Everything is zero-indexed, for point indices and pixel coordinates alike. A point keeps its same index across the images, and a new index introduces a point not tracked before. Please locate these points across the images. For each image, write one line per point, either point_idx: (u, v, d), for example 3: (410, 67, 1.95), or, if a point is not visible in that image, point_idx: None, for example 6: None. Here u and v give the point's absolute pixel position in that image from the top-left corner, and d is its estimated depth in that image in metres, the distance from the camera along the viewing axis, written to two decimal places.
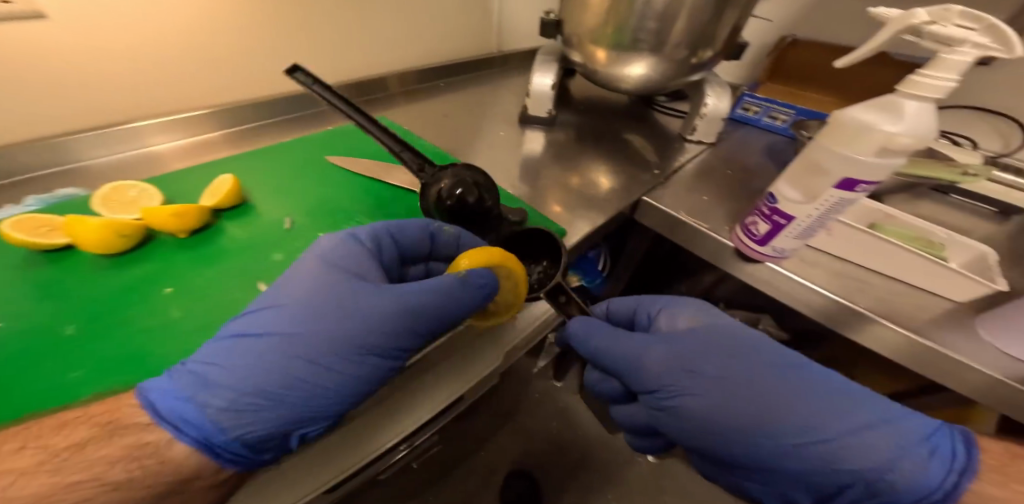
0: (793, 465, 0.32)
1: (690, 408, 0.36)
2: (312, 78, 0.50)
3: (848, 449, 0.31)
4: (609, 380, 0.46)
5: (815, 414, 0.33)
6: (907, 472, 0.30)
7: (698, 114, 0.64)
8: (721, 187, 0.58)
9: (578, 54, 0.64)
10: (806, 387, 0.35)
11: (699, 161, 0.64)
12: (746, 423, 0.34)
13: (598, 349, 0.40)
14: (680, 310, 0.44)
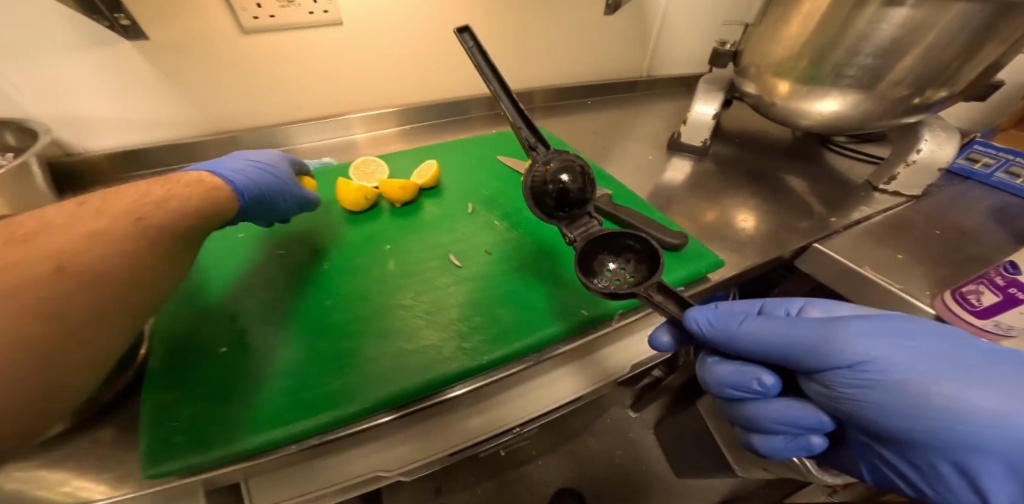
0: (998, 443, 0.28)
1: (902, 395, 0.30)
2: (474, 41, 0.47)
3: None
4: (753, 374, 0.35)
5: (996, 386, 0.29)
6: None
7: (904, 161, 0.56)
8: (919, 246, 0.50)
9: (752, 86, 0.60)
10: (971, 356, 0.31)
11: (894, 215, 0.55)
12: (946, 396, 0.30)
13: (762, 327, 0.35)
14: (831, 307, 0.38)
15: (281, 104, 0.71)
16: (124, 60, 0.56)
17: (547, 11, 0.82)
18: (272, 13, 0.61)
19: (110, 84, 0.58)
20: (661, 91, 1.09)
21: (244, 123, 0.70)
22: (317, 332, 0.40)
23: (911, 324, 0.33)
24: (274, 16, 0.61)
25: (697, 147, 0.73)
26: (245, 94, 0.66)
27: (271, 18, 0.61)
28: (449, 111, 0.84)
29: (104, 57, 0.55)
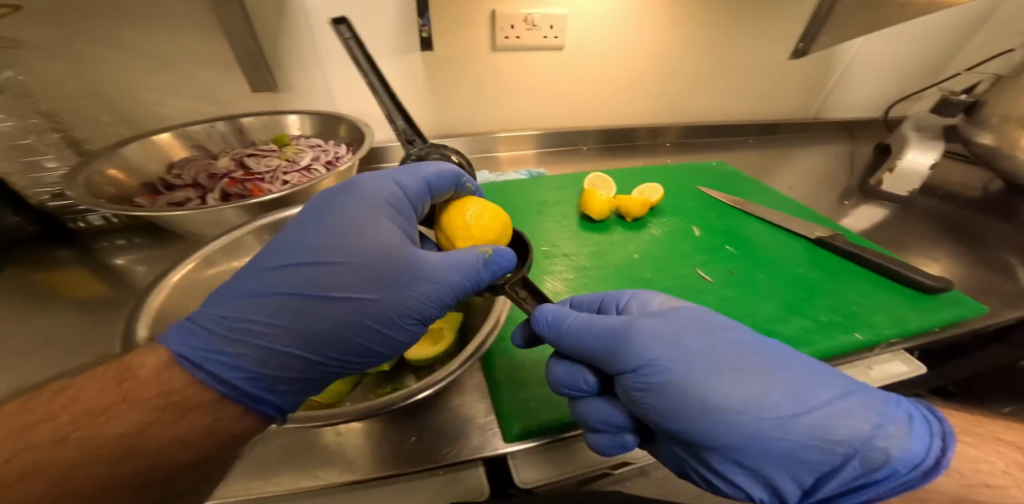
0: (789, 434, 0.30)
1: (677, 380, 0.33)
2: (352, 34, 0.58)
3: (836, 417, 0.30)
4: (581, 373, 0.38)
5: (793, 384, 0.32)
6: (897, 435, 0.29)
7: None
8: None
9: (988, 138, 0.63)
10: (734, 353, 0.34)
11: None
12: (702, 391, 0.32)
13: (577, 324, 0.36)
14: (649, 300, 0.42)
15: (485, 112, 0.85)
16: (408, 67, 0.74)
17: (723, 51, 0.89)
18: (519, 35, 0.75)
19: (389, 85, 0.75)
20: (813, 134, 1.07)
21: (467, 128, 0.87)
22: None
23: (728, 328, 0.36)
24: (519, 37, 0.75)
25: (901, 195, 0.79)
26: (470, 101, 0.83)
27: (518, 39, 0.75)
28: (614, 136, 0.95)
29: (397, 63, 0.73)
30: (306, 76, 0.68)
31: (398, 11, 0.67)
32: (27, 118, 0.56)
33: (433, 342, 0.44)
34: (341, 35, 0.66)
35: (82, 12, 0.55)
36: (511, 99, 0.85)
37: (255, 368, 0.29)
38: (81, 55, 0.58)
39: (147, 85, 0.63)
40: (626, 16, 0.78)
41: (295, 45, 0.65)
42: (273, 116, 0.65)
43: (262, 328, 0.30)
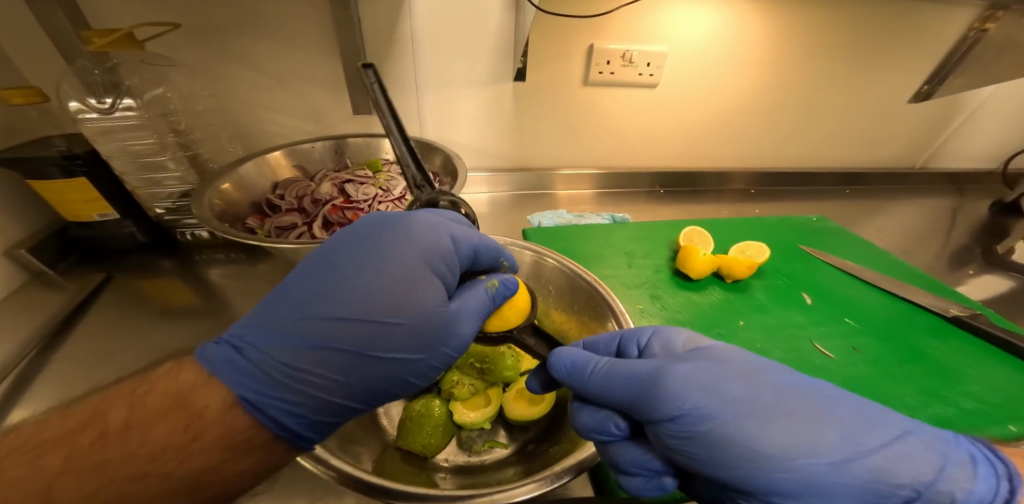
0: (850, 489, 0.25)
1: (723, 434, 0.28)
2: (375, 71, 0.46)
3: (895, 462, 0.25)
4: (610, 418, 0.34)
5: (845, 424, 0.27)
6: (959, 478, 0.25)
7: None
8: None
9: None
10: (775, 399, 0.29)
11: None
12: (750, 441, 0.27)
13: (598, 377, 0.33)
14: (674, 336, 0.36)
15: (564, 146, 0.85)
16: (500, 96, 0.73)
17: (820, 96, 0.85)
18: (613, 71, 0.75)
19: (481, 115, 0.75)
20: (909, 187, 0.99)
21: (541, 164, 0.86)
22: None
23: (766, 370, 0.31)
24: (614, 73, 0.75)
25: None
26: (551, 136, 0.82)
27: (612, 74, 0.75)
28: (684, 179, 0.92)
29: (486, 92, 0.72)
30: (403, 101, 0.69)
31: (499, 40, 0.66)
32: (160, 132, 0.62)
33: (531, 404, 0.50)
34: (442, 63, 0.67)
35: (226, 36, 0.61)
36: (592, 134, 0.84)
37: (311, 415, 0.30)
38: (215, 73, 0.64)
39: (260, 106, 0.68)
40: (723, 56, 0.76)
41: (397, 70, 0.66)
42: (370, 140, 0.68)
43: (320, 381, 0.30)
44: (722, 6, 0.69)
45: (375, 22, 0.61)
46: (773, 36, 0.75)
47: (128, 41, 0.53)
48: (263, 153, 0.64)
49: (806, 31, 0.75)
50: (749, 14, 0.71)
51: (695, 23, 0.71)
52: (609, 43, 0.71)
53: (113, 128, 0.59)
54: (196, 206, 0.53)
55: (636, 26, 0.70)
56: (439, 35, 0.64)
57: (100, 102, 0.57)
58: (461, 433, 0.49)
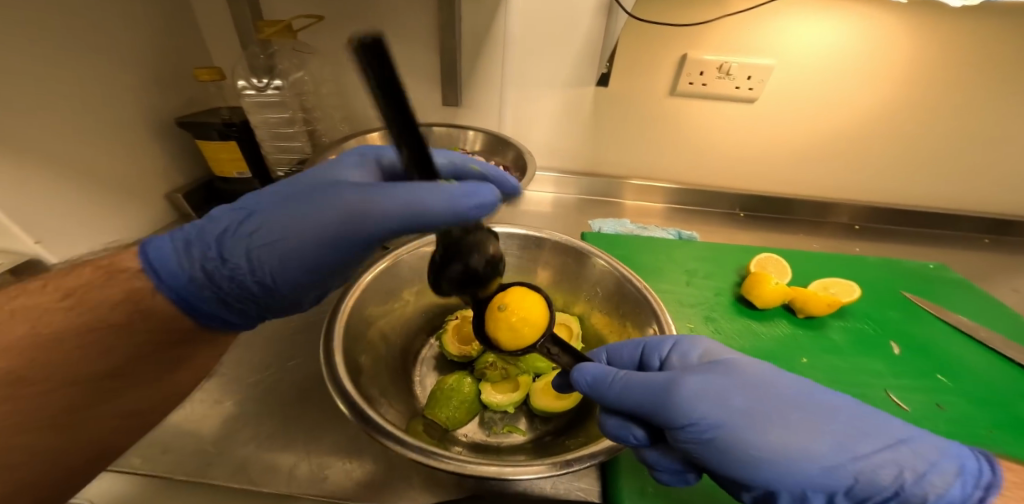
0: (839, 484, 0.28)
1: (734, 440, 0.30)
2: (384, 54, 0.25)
3: (881, 463, 0.28)
4: (630, 428, 0.34)
5: (841, 433, 0.30)
6: (937, 483, 0.28)
7: None
8: None
9: None
10: (779, 407, 0.31)
11: None
12: (752, 447, 0.29)
13: (619, 385, 0.33)
14: (692, 349, 0.37)
15: (639, 156, 0.83)
16: (580, 98, 0.75)
17: (966, 126, 0.71)
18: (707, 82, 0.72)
19: (557, 115, 0.77)
20: None
21: (612, 171, 0.85)
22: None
23: (776, 381, 0.33)
24: (707, 84, 0.72)
25: None
26: (625, 143, 0.81)
27: (706, 86, 0.72)
28: (772, 205, 0.84)
29: (567, 93, 0.74)
30: (489, 96, 0.75)
31: (587, 42, 0.68)
32: (293, 109, 0.76)
33: (557, 397, 0.49)
34: (530, 63, 0.71)
35: (353, 29, 0.71)
36: (670, 146, 0.81)
37: (182, 283, 0.31)
38: (339, 60, 0.75)
39: (369, 91, 0.78)
40: (840, 71, 0.68)
41: (488, 68, 0.71)
42: (454, 130, 0.75)
43: (203, 257, 0.32)
44: (847, 16, 0.62)
45: (474, 22, 0.66)
46: (909, 53, 0.65)
47: (282, 30, 0.66)
48: (365, 133, 0.74)
49: (954, 48, 0.64)
50: (879, 27, 0.63)
51: (809, 32, 0.65)
52: (708, 53, 0.68)
53: (261, 102, 0.73)
54: (307, 170, 0.63)
55: (739, 35, 0.66)
56: (530, 36, 0.68)
57: (259, 81, 0.73)
58: (484, 413, 0.51)
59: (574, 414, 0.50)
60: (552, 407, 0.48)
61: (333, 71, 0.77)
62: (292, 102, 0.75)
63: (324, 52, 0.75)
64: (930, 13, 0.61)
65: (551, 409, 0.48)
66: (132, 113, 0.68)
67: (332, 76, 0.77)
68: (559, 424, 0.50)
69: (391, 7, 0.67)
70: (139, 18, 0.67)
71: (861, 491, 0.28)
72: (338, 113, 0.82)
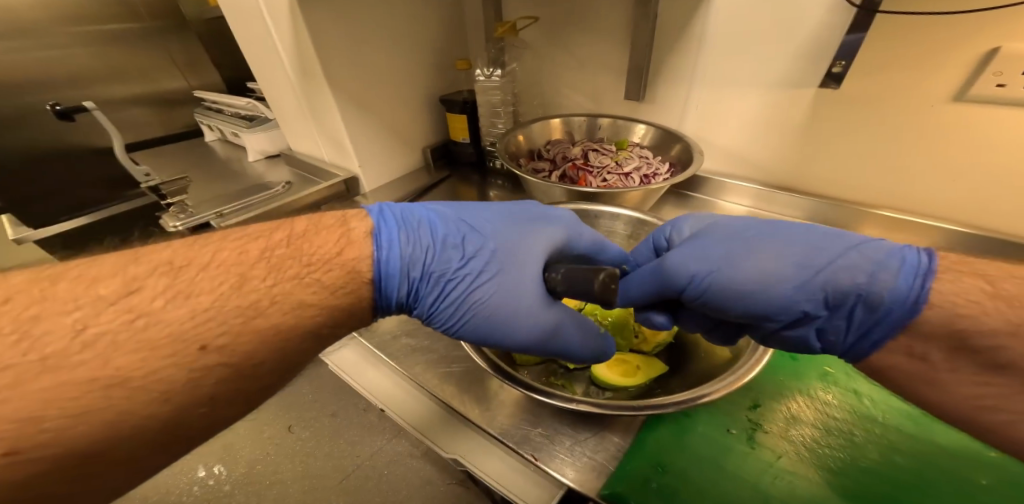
0: (813, 298, 0.35)
1: (725, 281, 0.36)
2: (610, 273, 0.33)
3: (842, 266, 0.34)
4: (651, 315, 0.43)
5: (800, 254, 0.36)
6: (886, 278, 0.32)
7: None
8: None
9: None
10: (741, 245, 0.38)
11: None
12: (741, 284, 0.36)
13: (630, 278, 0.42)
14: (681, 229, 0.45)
15: (870, 178, 0.63)
16: (791, 101, 0.62)
17: None
18: None
19: (754, 116, 0.67)
20: None
21: (823, 191, 0.68)
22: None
23: (732, 231, 0.39)
24: None
25: None
26: (850, 160, 0.63)
27: None
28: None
29: (773, 93, 0.63)
30: (674, 91, 0.72)
31: (812, 32, 0.56)
32: (505, 94, 0.93)
33: (620, 373, 0.51)
34: (730, 58, 0.63)
35: (561, 26, 0.79)
36: (930, 170, 0.58)
37: (409, 274, 0.39)
38: (544, 53, 0.86)
39: (563, 81, 0.87)
40: None
41: (680, 61, 0.68)
42: (629, 121, 0.77)
43: (422, 260, 0.39)
44: None
45: (671, 13, 0.64)
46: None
47: (508, 31, 0.81)
48: (549, 118, 0.84)
49: None
50: None
51: None
52: None
53: (485, 88, 0.92)
54: (500, 143, 0.79)
55: None
56: (735, 26, 0.60)
57: (486, 70, 0.90)
58: (552, 364, 0.56)
59: (632, 394, 0.50)
60: (611, 379, 0.50)
61: (539, 62, 0.89)
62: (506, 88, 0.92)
63: (534, 47, 0.87)
64: None
65: (608, 382, 0.50)
66: (409, 93, 0.97)
67: (538, 66, 0.89)
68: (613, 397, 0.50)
69: (593, 4, 0.72)
70: (425, 25, 0.93)
71: (851, 292, 0.33)
72: (537, 99, 0.95)
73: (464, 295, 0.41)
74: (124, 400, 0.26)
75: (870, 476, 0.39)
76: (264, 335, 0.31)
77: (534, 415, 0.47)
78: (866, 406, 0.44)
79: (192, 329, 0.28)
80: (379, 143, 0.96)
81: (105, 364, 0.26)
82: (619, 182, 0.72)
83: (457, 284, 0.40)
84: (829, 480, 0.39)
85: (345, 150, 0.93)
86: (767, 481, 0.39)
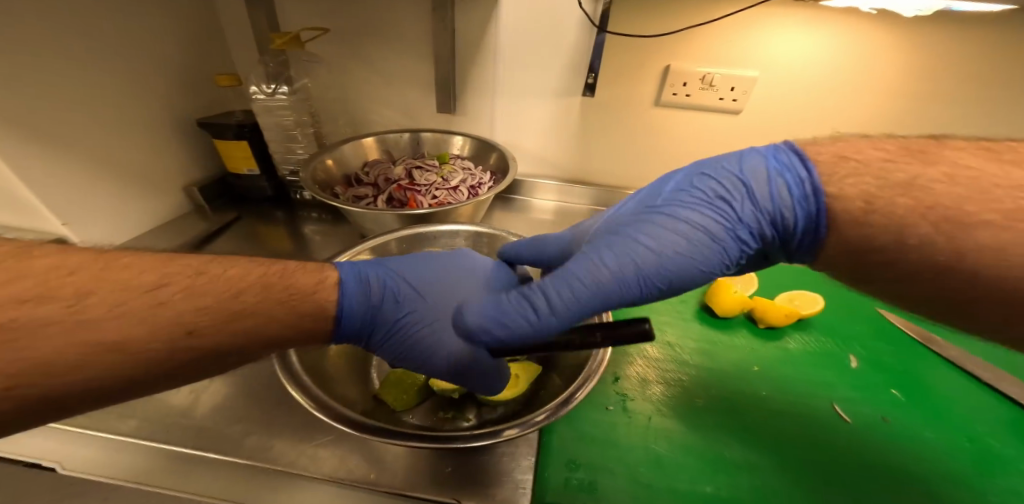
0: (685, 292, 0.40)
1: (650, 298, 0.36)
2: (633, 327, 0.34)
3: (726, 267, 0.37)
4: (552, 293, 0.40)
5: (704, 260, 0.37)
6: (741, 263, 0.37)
7: None
8: None
9: None
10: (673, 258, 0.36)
11: None
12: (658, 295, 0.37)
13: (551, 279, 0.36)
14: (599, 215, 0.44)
15: (627, 168, 0.86)
16: (568, 108, 0.78)
17: None
18: (690, 93, 0.74)
19: (544, 123, 0.80)
20: None
21: (602, 180, 0.88)
22: (718, 448, 0.46)
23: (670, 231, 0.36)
24: (691, 96, 0.74)
25: None
26: (614, 155, 0.84)
27: (689, 97, 0.74)
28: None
29: (554, 103, 0.77)
30: (479, 104, 0.79)
31: (571, 54, 0.71)
32: (299, 114, 0.82)
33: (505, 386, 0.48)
34: (517, 74, 0.74)
35: (355, 42, 0.77)
36: (657, 157, 0.83)
37: (354, 318, 0.37)
38: (342, 69, 0.81)
39: (369, 98, 0.83)
40: (830, 89, 0.70)
41: (478, 78, 0.76)
42: (445, 136, 0.80)
43: (367, 301, 0.37)
44: (831, 25, 0.64)
45: (467, 32, 0.71)
46: (887, 64, 0.67)
47: (293, 42, 0.72)
48: (360, 138, 0.79)
49: (937, 63, 0.65)
50: (865, 45, 0.65)
51: (794, 43, 0.66)
52: (694, 66, 0.70)
53: (267, 107, 0.78)
54: (304, 170, 0.69)
55: (729, 47, 0.68)
56: (517, 46, 0.71)
57: (267, 87, 0.77)
58: (437, 400, 0.50)
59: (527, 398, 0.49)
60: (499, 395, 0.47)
61: (337, 79, 0.83)
62: (299, 107, 0.81)
63: (329, 62, 0.81)
64: (917, 31, 0.63)
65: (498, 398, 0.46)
66: (155, 115, 0.74)
67: (337, 83, 0.83)
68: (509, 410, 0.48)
69: (389, 20, 0.73)
70: (168, 32, 0.74)
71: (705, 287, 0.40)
72: (341, 119, 0.88)
73: (401, 330, 0.39)
74: (96, 353, 0.25)
75: (706, 398, 0.52)
76: (233, 324, 0.30)
77: (438, 455, 0.42)
78: (678, 351, 0.58)
79: (179, 313, 0.28)
80: (111, 181, 0.69)
81: (103, 312, 0.25)
82: (449, 198, 0.73)
83: (399, 324, 0.39)
84: (684, 412, 0.50)
85: (28, 205, 0.61)
86: (647, 435, 0.47)
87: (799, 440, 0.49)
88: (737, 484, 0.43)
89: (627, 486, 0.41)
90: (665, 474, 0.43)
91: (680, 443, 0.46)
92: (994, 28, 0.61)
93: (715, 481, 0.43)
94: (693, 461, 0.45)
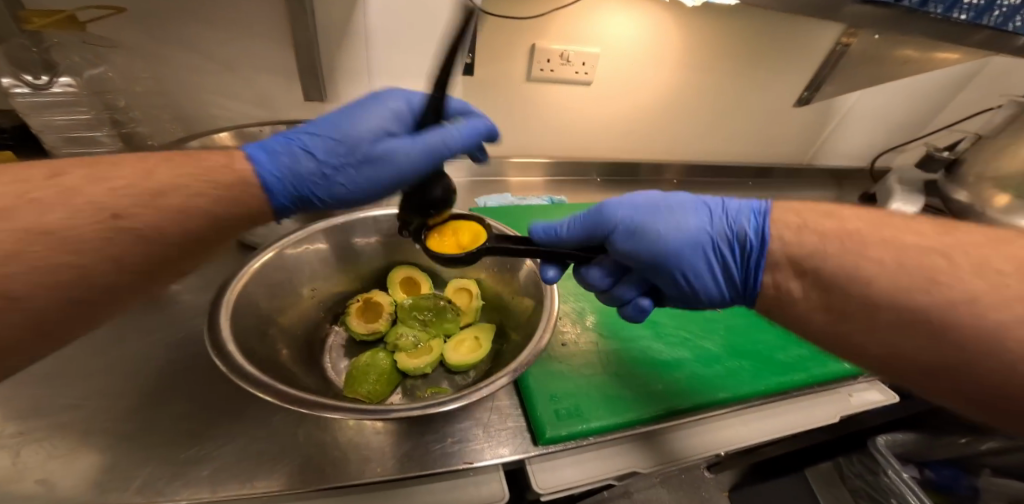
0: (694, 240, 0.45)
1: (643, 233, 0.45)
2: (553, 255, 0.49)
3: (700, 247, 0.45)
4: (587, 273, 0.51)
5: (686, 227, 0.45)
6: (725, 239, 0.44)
7: None
8: None
9: (967, 192, 0.78)
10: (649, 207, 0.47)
11: None
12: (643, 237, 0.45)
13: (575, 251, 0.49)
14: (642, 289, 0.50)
15: (509, 140, 0.92)
16: (448, 87, 0.79)
17: (726, 101, 1.00)
18: (553, 69, 0.82)
19: None
20: (799, 179, 1.21)
21: (490, 154, 0.93)
22: (657, 360, 0.59)
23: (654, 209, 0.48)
24: (554, 70, 0.82)
25: None
26: (497, 129, 0.89)
27: (552, 72, 0.82)
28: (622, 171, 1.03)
29: (434, 84, 0.77)
30: (356, 89, 0.73)
31: (448, 36, 0.71)
32: (95, 109, 0.61)
33: (470, 351, 0.52)
34: (392, 56, 0.71)
35: (175, 18, 0.61)
36: (534, 128, 0.92)
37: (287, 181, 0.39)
38: (156, 53, 0.64)
39: (203, 88, 0.69)
40: (653, 62, 0.88)
41: (349, 62, 0.70)
42: None
43: (294, 163, 0.39)
44: (648, 12, 0.79)
45: (329, 11, 0.64)
46: (688, 41, 0.86)
47: (73, 22, 0.53)
48: (210, 134, 0.65)
49: (716, 42, 0.88)
50: (671, 28, 0.83)
51: (626, 26, 0.80)
52: (553, 44, 0.79)
53: (38, 107, 0.57)
54: None
55: (579, 30, 0.78)
56: (389, 28, 0.68)
57: (34, 77, 0.56)
58: (406, 382, 0.52)
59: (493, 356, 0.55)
60: (466, 360, 0.51)
61: (149, 65, 0.65)
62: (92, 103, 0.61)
63: (133, 44, 0.63)
64: (703, 16, 0.82)
65: (467, 362, 0.51)
66: None
67: (151, 71, 0.66)
68: (481, 372, 0.53)
69: None
70: None
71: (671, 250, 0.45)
72: (164, 115, 0.70)
73: (327, 176, 0.41)
74: None
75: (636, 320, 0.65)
76: None
77: (437, 431, 0.46)
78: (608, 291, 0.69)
79: None
80: None
81: None
82: None
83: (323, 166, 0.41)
84: (625, 335, 0.62)
85: None
86: (604, 363, 0.56)
87: (699, 334, 0.65)
88: (672, 380, 0.56)
89: (600, 408, 0.50)
90: (624, 388, 0.53)
91: (627, 359, 0.58)
92: (746, 15, 0.85)
93: (661, 382, 0.55)
94: (642, 373, 0.56)
